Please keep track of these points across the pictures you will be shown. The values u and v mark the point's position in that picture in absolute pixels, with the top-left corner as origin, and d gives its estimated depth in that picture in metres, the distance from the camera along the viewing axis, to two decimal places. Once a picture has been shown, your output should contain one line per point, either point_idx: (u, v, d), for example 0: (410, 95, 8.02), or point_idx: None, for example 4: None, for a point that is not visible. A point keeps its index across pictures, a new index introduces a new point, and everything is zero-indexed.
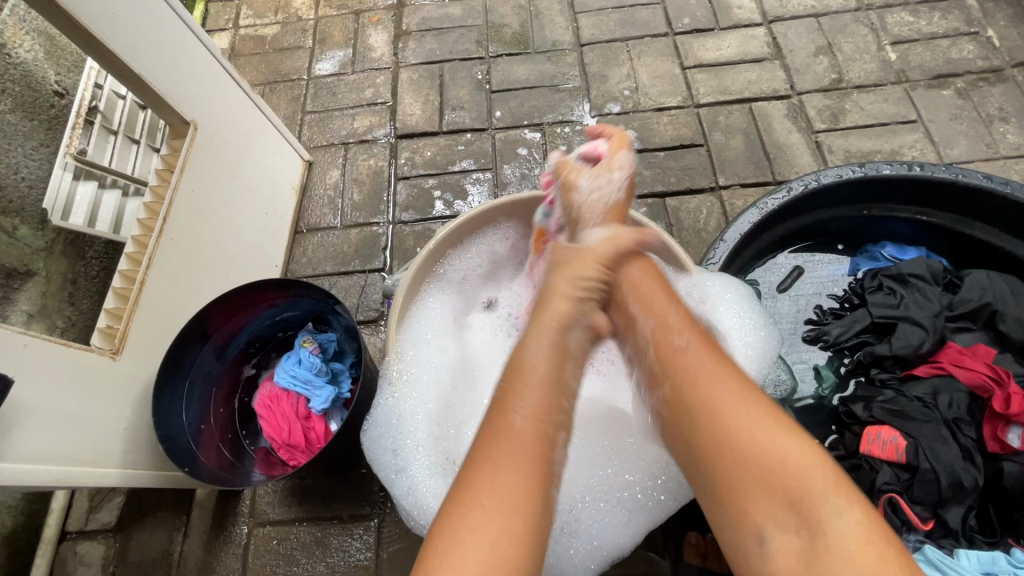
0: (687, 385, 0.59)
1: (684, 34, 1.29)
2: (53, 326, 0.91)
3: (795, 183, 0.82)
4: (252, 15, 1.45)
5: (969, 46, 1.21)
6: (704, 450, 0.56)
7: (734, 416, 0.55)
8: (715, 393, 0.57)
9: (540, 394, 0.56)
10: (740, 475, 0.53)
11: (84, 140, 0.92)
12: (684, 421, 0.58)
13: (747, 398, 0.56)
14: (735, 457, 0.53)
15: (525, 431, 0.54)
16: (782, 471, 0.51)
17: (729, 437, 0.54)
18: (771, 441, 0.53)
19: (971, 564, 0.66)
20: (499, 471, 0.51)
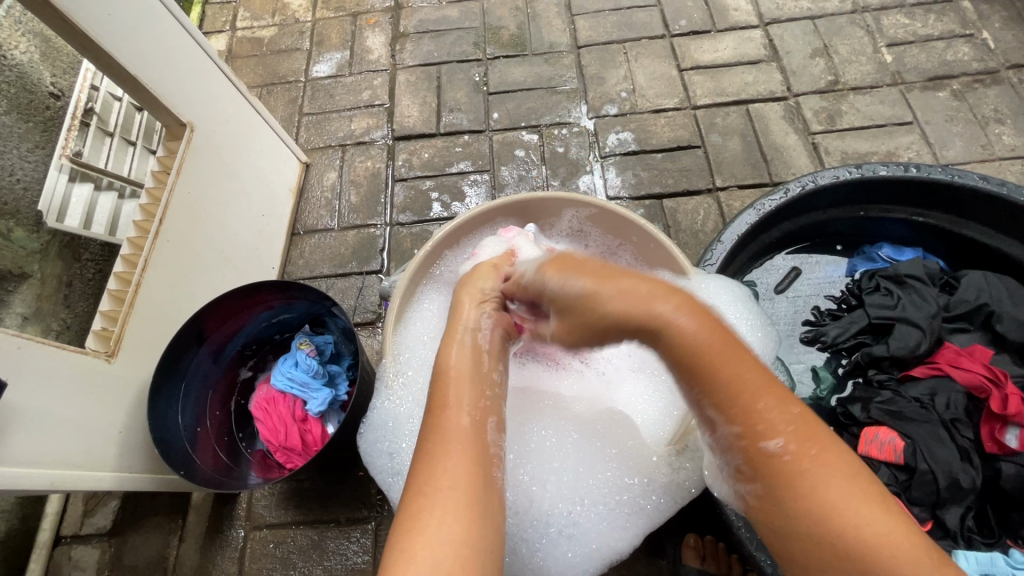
0: (780, 468, 0.46)
1: (681, 37, 1.30)
2: (48, 329, 0.90)
3: (792, 184, 0.82)
4: (250, 17, 1.45)
5: (964, 48, 1.21)
6: (793, 535, 0.46)
7: (839, 509, 0.44)
8: (816, 481, 0.45)
9: (470, 391, 0.58)
10: (818, 542, 0.44)
11: (78, 143, 0.93)
12: (771, 501, 0.47)
13: (847, 478, 0.45)
14: (835, 545, 0.43)
15: (465, 427, 0.55)
16: (898, 573, 0.41)
17: (829, 530, 0.44)
18: (880, 532, 0.43)
19: (969, 565, 0.67)
20: (443, 457, 0.52)
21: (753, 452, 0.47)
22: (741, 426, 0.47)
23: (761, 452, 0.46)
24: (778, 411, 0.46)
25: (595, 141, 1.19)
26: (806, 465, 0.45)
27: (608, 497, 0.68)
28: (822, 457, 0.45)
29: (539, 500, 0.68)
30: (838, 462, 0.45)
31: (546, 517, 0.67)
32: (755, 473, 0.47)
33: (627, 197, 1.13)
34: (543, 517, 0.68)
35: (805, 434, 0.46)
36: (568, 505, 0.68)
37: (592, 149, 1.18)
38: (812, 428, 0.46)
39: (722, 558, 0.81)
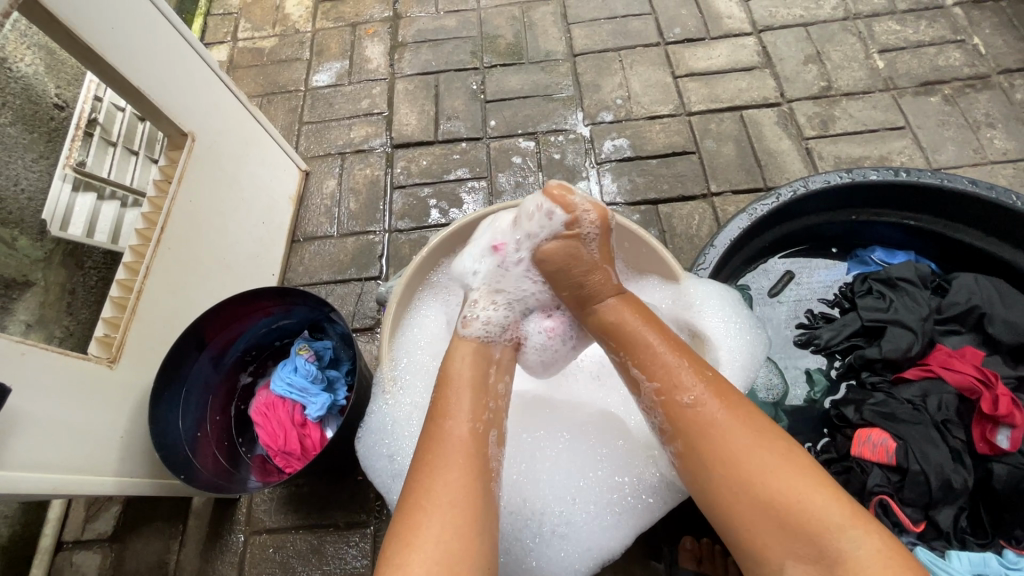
0: (695, 421, 0.58)
1: (675, 44, 1.31)
2: (52, 336, 0.91)
3: (783, 190, 0.82)
4: (250, 28, 1.47)
5: (955, 53, 1.23)
6: (709, 482, 0.56)
7: (749, 458, 0.54)
8: (723, 432, 0.56)
9: (467, 401, 0.62)
10: (749, 507, 0.53)
11: (83, 152, 0.95)
12: (688, 453, 0.58)
13: (757, 432, 0.55)
14: (749, 493, 0.53)
15: (464, 435, 0.59)
16: (795, 510, 0.51)
17: (742, 479, 0.53)
18: (786, 478, 0.52)
19: (962, 565, 0.68)
20: (437, 473, 0.55)
21: (670, 408, 0.59)
22: (659, 384, 0.61)
23: (680, 408, 0.59)
24: (689, 380, 0.59)
25: (592, 148, 1.21)
26: (716, 420, 0.57)
27: (598, 497, 0.69)
28: (728, 411, 0.57)
29: (532, 500, 0.70)
30: (749, 419, 0.56)
31: (538, 516, 0.69)
32: (674, 428, 0.59)
33: (623, 202, 1.14)
34: (536, 517, 0.69)
35: (719, 398, 0.58)
36: (561, 506, 0.69)
37: (588, 156, 1.20)
38: (726, 393, 0.59)
39: (719, 561, 0.80)
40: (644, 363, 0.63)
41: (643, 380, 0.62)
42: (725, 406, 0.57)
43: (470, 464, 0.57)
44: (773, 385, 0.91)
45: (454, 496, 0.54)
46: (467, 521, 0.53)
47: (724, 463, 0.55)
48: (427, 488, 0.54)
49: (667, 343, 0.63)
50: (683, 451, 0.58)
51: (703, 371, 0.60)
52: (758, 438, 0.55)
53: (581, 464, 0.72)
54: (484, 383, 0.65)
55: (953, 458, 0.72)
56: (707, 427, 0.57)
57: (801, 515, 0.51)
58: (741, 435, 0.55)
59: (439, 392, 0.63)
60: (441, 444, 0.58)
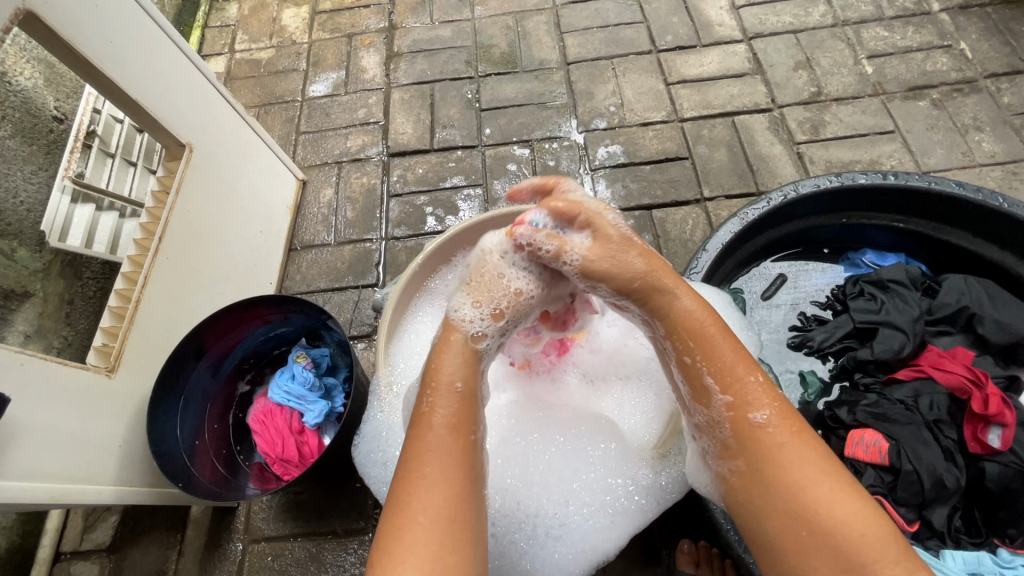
0: (762, 444, 0.55)
1: (668, 52, 1.33)
2: (50, 346, 0.92)
3: (774, 194, 0.84)
4: (247, 40, 1.48)
5: (943, 58, 1.24)
6: (768, 508, 0.53)
7: (810, 484, 0.52)
8: (793, 463, 0.53)
9: (462, 404, 0.58)
10: (803, 538, 0.51)
11: (82, 165, 0.95)
12: (749, 478, 0.55)
13: (823, 462, 0.53)
14: (803, 516, 0.51)
15: (453, 443, 0.55)
16: (851, 543, 0.49)
17: (801, 505, 0.52)
18: (854, 514, 0.50)
19: (957, 565, 0.68)
20: (423, 484, 0.53)
21: (740, 425, 0.56)
22: (731, 398, 0.57)
23: (748, 428, 0.56)
24: (760, 399, 0.56)
25: (585, 154, 1.22)
26: (781, 445, 0.54)
27: (591, 498, 0.70)
28: (794, 437, 0.55)
29: (525, 502, 0.70)
30: (807, 443, 0.55)
31: (532, 519, 0.69)
32: (738, 446, 0.56)
33: (617, 208, 1.15)
34: (530, 519, 0.69)
35: (785, 420, 0.56)
36: (555, 508, 0.70)
37: (583, 163, 1.21)
38: (789, 414, 0.56)
39: (716, 564, 0.81)
40: (715, 373, 0.58)
41: (713, 392, 0.58)
42: (787, 426, 0.55)
43: (462, 473, 0.55)
44: None
45: (443, 506, 0.52)
46: (460, 531, 0.52)
47: (786, 488, 0.53)
48: (416, 499, 0.52)
49: (738, 361, 0.58)
50: (742, 469, 0.56)
51: (771, 390, 0.58)
52: (827, 473, 0.53)
53: (574, 467, 0.73)
54: (474, 387, 0.60)
55: (945, 458, 0.73)
56: (772, 453, 0.54)
57: (853, 548, 0.49)
58: (810, 463, 0.53)
59: (430, 394, 0.58)
60: (429, 453, 0.54)
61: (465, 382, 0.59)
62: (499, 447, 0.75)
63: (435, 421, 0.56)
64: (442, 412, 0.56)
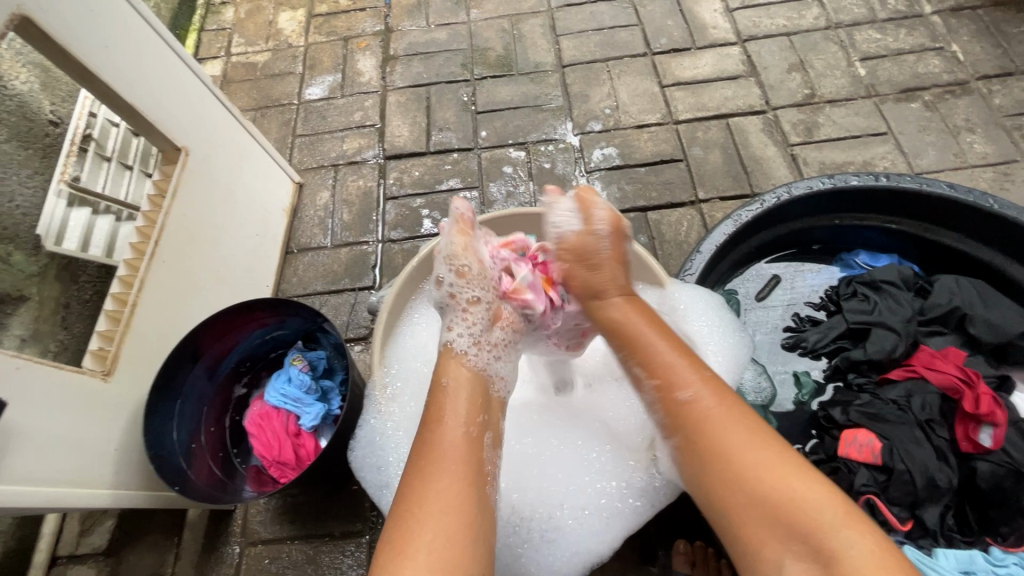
0: (691, 418, 0.59)
1: (662, 54, 1.34)
2: (45, 350, 0.91)
3: (767, 196, 0.84)
4: (244, 43, 1.49)
5: (935, 60, 1.25)
6: (703, 479, 0.57)
7: (739, 450, 0.55)
8: (720, 429, 0.57)
9: (464, 406, 0.62)
10: (736, 498, 0.54)
11: (77, 167, 0.97)
12: (689, 451, 0.59)
13: (752, 431, 0.56)
14: (737, 484, 0.54)
15: (459, 440, 0.59)
16: (791, 507, 0.51)
17: (730, 471, 0.55)
18: (787, 476, 0.53)
19: (949, 563, 0.68)
20: (431, 478, 0.55)
21: (671, 402, 0.61)
22: (659, 381, 0.62)
23: (678, 400, 0.60)
24: (687, 376, 0.61)
25: (581, 156, 1.23)
26: (710, 417, 0.58)
27: (586, 502, 0.70)
28: (724, 410, 0.58)
29: (520, 506, 0.71)
30: (737, 410, 0.58)
31: (527, 523, 0.69)
32: (672, 423, 0.61)
33: (613, 210, 1.16)
34: (525, 524, 0.69)
35: (712, 394, 0.60)
36: (549, 512, 0.70)
37: (578, 165, 1.22)
38: (721, 390, 0.60)
39: (712, 564, 0.81)
40: (646, 359, 0.64)
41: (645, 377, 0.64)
42: (715, 399, 0.59)
43: (466, 474, 0.57)
44: (761, 388, 0.92)
45: (445, 506, 0.54)
46: (462, 530, 0.53)
47: (716, 461, 0.56)
48: (421, 496, 0.54)
49: (669, 347, 0.64)
50: (683, 445, 0.59)
51: (706, 375, 0.62)
52: (756, 441, 0.56)
53: (570, 471, 0.73)
54: (478, 388, 0.65)
55: (937, 457, 0.73)
56: (704, 429, 0.58)
57: (791, 513, 0.51)
58: (735, 431, 0.56)
59: (434, 399, 0.63)
60: (432, 452, 0.57)
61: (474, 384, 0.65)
62: None
63: (441, 423, 0.60)
64: (454, 413, 0.61)
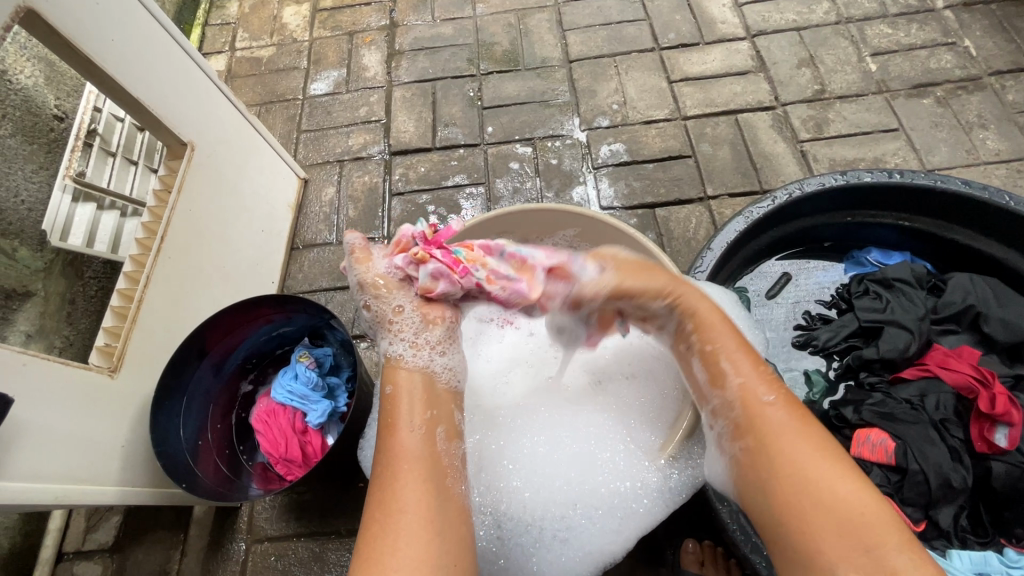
0: (767, 421, 0.56)
1: (671, 49, 1.33)
2: (51, 346, 0.92)
3: (779, 192, 0.83)
4: (248, 38, 1.48)
5: (947, 56, 1.24)
6: (770, 483, 0.54)
7: (814, 464, 0.53)
8: (795, 439, 0.55)
9: (414, 408, 0.62)
10: (806, 511, 0.51)
11: (82, 163, 0.94)
12: (758, 460, 0.55)
13: (823, 444, 0.54)
14: (812, 502, 0.51)
15: (414, 442, 0.59)
16: (864, 531, 0.49)
17: (803, 479, 0.52)
18: (859, 495, 0.51)
19: (963, 565, 0.68)
20: (391, 487, 0.56)
21: (749, 403, 0.57)
22: (743, 379, 0.59)
23: (757, 409, 0.57)
24: (766, 382, 0.58)
25: (588, 152, 1.22)
26: (789, 429, 0.55)
27: (599, 502, 0.69)
28: (804, 426, 0.56)
29: (532, 506, 0.70)
30: (811, 426, 0.56)
31: (539, 523, 0.69)
32: (743, 424, 0.57)
33: (620, 207, 1.15)
34: (536, 523, 0.69)
35: (792, 409, 0.57)
36: (561, 512, 0.69)
37: (585, 161, 1.21)
38: (793, 402, 0.58)
39: (721, 563, 0.81)
40: (731, 359, 0.60)
41: (726, 376, 0.59)
42: (793, 413, 0.56)
43: (428, 473, 0.57)
44: None
45: (409, 507, 0.54)
46: (430, 535, 0.53)
47: (791, 468, 0.53)
48: (385, 502, 0.55)
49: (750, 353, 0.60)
50: (750, 448, 0.56)
51: (776, 380, 0.59)
52: (830, 454, 0.54)
53: (581, 471, 0.72)
54: (431, 390, 0.65)
55: (952, 458, 0.73)
56: (779, 439, 0.55)
57: (865, 533, 0.49)
58: (809, 444, 0.54)
59: (385, 407, 0.63)
60: (395, 456, 0.58)
61: (426, 385, 0.65)
62: (505, 447, 0.75)
63: (397, 429, 0.61)
64: (406, 418, 0.61)
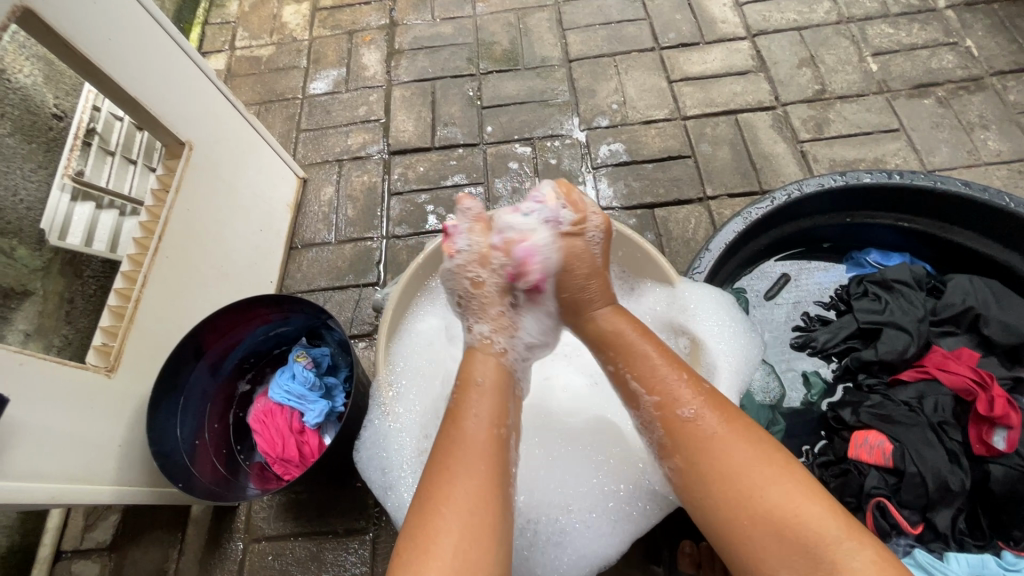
0: (694, 437, 0.59)
1: (671, 49, 1.32)
2: (50, 345, 0.91)
3: (777, 193, 0.83)
4: (248, 37, 1.48)
5: (949, 55, 1.23)
6: (706, 493, 0.56)
7: (747, 470, 0.55)
8: (725, 445, 0.57)
9: (489, 404, 0.62)
10: (744, 518, 0.54)
11: (81, 162, 0.94)
12: (689, 469, 0.58)
13: (753, 442, 0.57)
14: (744, 507, 0.54)
15: (483, 436, 0.59)
16: (796, 525, 0.52)
17: (737, 487, 0.55)
18: (789, 492, 0.54)
19: (960, 567, 0.66)
20: (456, 476, 0.56)
21: (669, 422, 0.60)
22: (659, 399, 0.61)
23: (678, 423, 0.60)
24: (688, 394, 0.60)
25: (588, 152, 1.21)
26: (715, 434, 0.58)
27: (593, 505, 0.69)
28: (729, 427, 0.58)
29: (526, 508, 0.70)
30: (739, 426, 0.58)
31: (534, 524, 0.68)
32: (672, 443, 0.60)
33: (619, 207, 1.15)
34: (531, 525, 0.69)
35: (714, 411, 0.59)
36: (556, 514, 0.69)
37: (584, 161, 1.20)
38: (716, 404, 0.60)
39: (719, 564, 0.79)
40: (641, 380, 0.63)
41: (641, 395, 0.63)
42: (714, 412, 0.59)
43: (487, 469, 0.57)
44: (769, 388, 0.91)
45: (466, 503, 0.54)
46: (485, 527, 0.53)
47: (723, 479, 0.56)
48: (442, 494, 0.54)
49: (664, 359, 0.64)
50: (683, 465, 0.59)
51: (699, 386, 0.61)
52: (760, 452, 0.56)
53: (577, 474, 0.72)
54: (500, 384, 0.65)
55: (949, 460, 0.72)
56: (707, 450, 0.57)
57: (795, 528, 0.52)
58: (743, 449, 0.56)
59: (460, 397, 0.63)
60: (456, 449, 0.58)
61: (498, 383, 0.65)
62: None
63: (462, 419, 0.60)
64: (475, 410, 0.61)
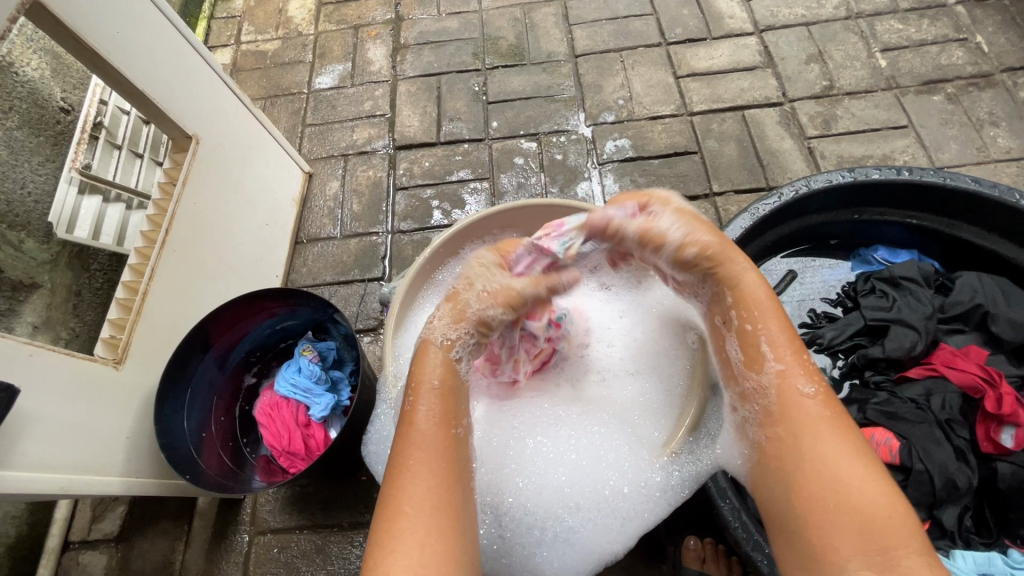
0: (802, 417, 0.56)
1: (678, 45, 1.31)
2: (58, 337, 0.92)
3: (786, 189, 0.82)
4: (253, 31, 1.48)
5: (958, 52, 1.22)
6: (800, 479, 0.54)
7: (847, 468, 0.53)
8: (828, 439, 0.55)
9: (442, 402, 0.59)
10: (828, 512, 0.51)
11: (88, 155, 0.95)
12: (790, 448, 0.56)
13: (855, 445, 0.54)
14: (835, 498, 0.52)
15: (434, 435, 0.57)
16: (881, 530, 0.50)
17: (834, 481, 0.52)
18: (882, 499, 0.51)
19: (966, 564, 0.68)
20: (412, 476, 0.54)
21: (787, 394, 0.58)
22: (784, 368, 0.58)
23: (794, 398, 0.57)
24: (807, 376, 0.58)
25: (593, 148, 1.21)
26: (824, 428, 0.55)
27: (600, 501, 0.69)
28: (837, 425, 0.56)
29: (532, 503, 0.70)
30: (845, 426, 0.56)
31: (540, 520, 0.69)
32: (781, 414, 0.57)
33: None
34: (538, 521, 0.69)
35: (828, 405, 0.57)
36: (562, 510, 0.69)
37: (590, 156, 1.20)
38: (833, 399, 0.58)
39: (722, 560, 0.82)
40: (771, 345, 0.59)
41: (766, 359, 0.59)
42: (828, 409, 0.56)
43: (444, 468, 0.56)
44: None
45: (424, 502, 0.53)
46: (446, 520, 0.53)
47: (819, 471, 0.53)
48: (403, 493, 0.53)
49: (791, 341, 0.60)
50: (783, 438, 0.57)
51: (819, 372, 0.59)
52: (862, 457, 0.54)
53: (583, 468, 0.72)
54: (455, 385, 0.61)
55: (957, 457, 0.72)
56: (814, 437, 0.55)
57: (880, 536, 0.49)
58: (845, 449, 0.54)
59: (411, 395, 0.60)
60: (413, 449, 0.56)
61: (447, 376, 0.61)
62: (509, 443, 0.75)
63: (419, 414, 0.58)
64: (424, 409, 0.58)
